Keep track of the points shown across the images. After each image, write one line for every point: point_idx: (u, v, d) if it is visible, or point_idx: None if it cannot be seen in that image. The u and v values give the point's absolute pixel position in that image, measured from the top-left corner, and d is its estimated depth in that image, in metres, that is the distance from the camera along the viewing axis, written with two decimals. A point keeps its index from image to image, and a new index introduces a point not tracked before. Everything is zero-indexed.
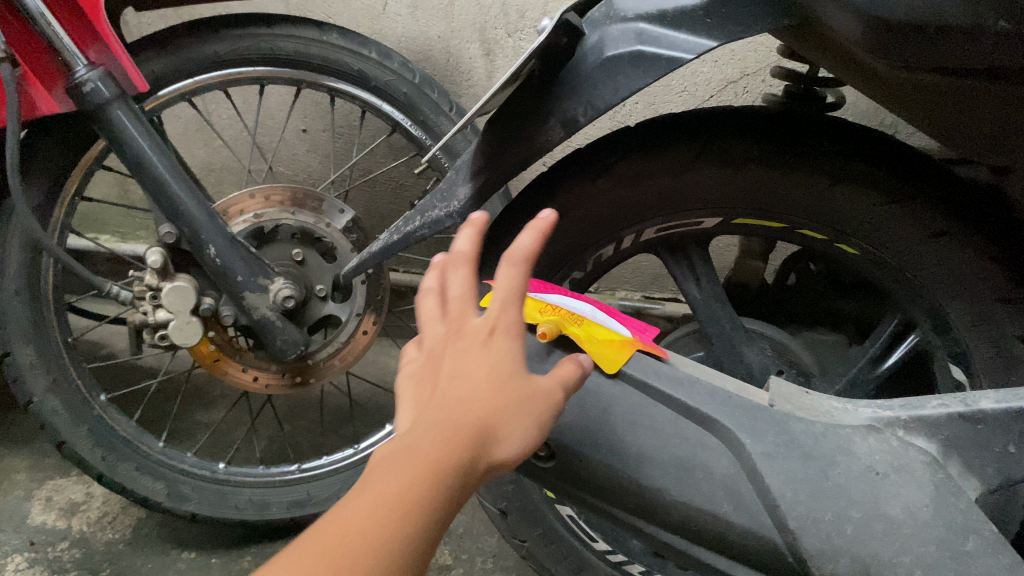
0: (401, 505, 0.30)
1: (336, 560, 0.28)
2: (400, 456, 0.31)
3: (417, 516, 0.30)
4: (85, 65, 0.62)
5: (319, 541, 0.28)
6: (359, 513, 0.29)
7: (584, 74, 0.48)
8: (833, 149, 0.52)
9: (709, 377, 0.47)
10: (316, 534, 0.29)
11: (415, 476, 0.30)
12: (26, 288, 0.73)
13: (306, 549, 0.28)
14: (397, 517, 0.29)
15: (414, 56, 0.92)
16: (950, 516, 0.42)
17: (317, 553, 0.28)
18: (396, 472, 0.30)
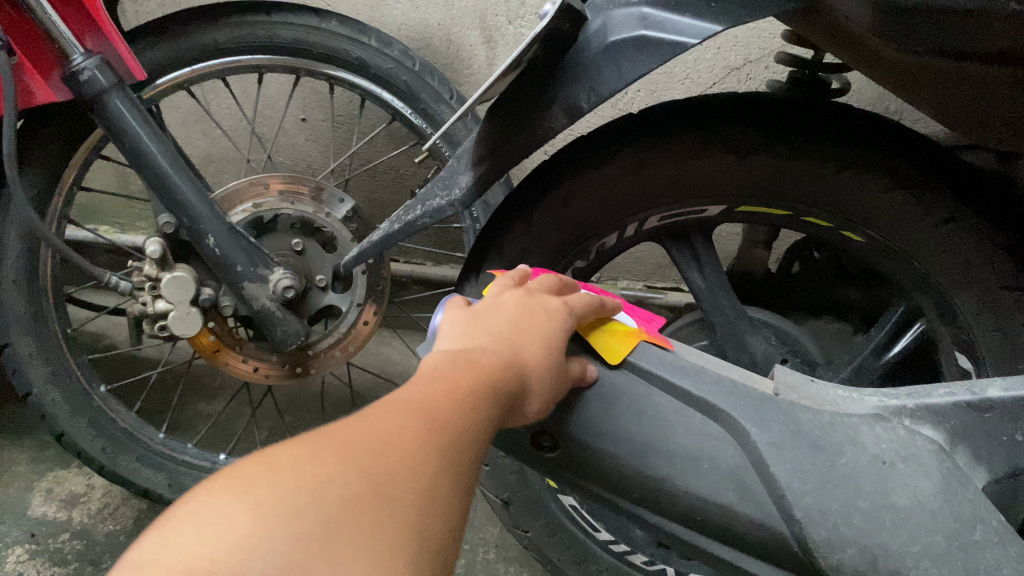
0: (457, 415, 0.31)
1: (413, 437, 0.29)
2: (442, 380, 0.33)
3: (470, 430, 0.31)
4: (82, 53, 0.62)
5: (389, 422, 0.29)
6: (424, 407, 0.31)
7: (588, 60, 0.47)
8: (842, 135, 0.52)
9: (714, 366, 0.47)
10: (385, 416, 0.29)
11: (464, 395, 0.32)
12: (24, 278, 0.73)
13: (375, 426, 0.29)
14: (456, 423, 0.31)
15: (414, 43, 0.91)
16: (957, 506, 0.42)
17: (391, 428, 0.29)
18: (444, 389, 0.32)
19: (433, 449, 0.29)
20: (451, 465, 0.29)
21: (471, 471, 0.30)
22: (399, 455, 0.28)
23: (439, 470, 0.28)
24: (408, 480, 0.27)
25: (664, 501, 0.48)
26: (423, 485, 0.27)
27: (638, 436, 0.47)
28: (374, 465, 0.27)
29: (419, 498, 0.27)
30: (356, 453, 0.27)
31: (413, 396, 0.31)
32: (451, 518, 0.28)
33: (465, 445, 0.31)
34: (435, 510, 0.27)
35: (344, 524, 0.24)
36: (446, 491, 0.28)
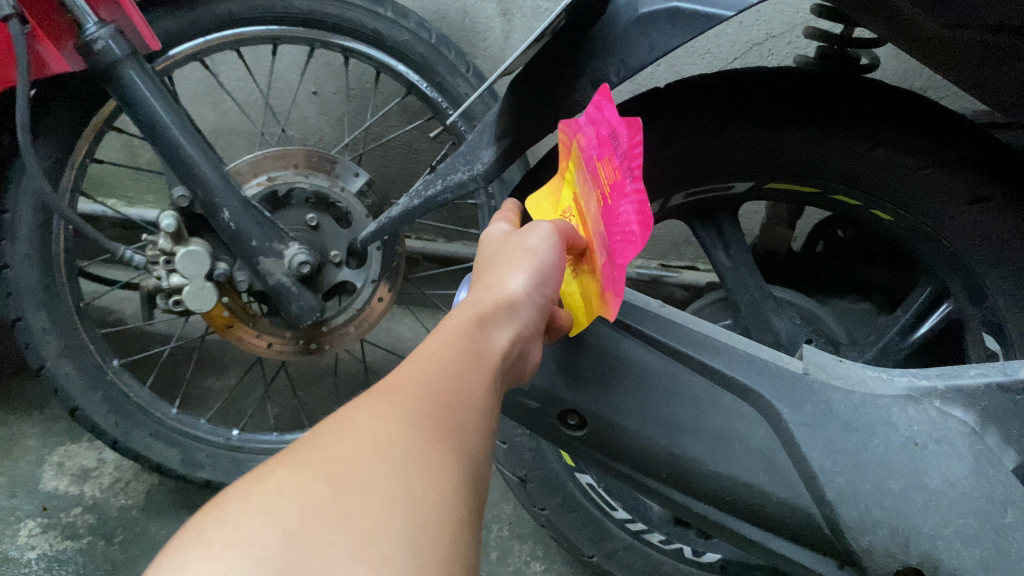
0: (433, 393, 0.32)
1: (387, 425, 0.29)
2: (414, 363, 0.33)
3: (450, 404, 0.32)
4: (96, 22, 0.60)
5: (362, 416, 0.29)
6: (394, 392, 0.31)
7: (618, 33, 0.45)
8: (865, 113, 0.51)
9: (747, 345, 0.46)
10: (356, 413, 0.30)
11: (433, 373, 0.33)
12: (38, 251, 0.72)
13: (345, 426, 0.29)
14: (431, 400, 0.31)
15: (429, 16, 0.89)
16: (990, 488, 0.41)
17: (366, 417, 0.29)
18: (418, 372, 0.33)
19: (410, 430, 0.29)
20: (433, 440, 0.29)
21: (459, 443, 0.30)
22: (373, 444, 0.28)
23: (419, 451, 0.28)
24: (388, 465, 0.27)
25: (692, 482, 0.47)
26: (405, 464, 0.27)
27: (667, 415, 0.47)
28: (345, 461, 0.27)
29: (399, 476, 0.27)
30: (327, 456, 0.27)
31: (379, 388, 0.32)
32: (443, 484, 0.28)
33: (445, 419, 0.31)
34: (423, 485, 0.27)
35: (319, 519, 0.24)
36: (434, 463, 0.28)
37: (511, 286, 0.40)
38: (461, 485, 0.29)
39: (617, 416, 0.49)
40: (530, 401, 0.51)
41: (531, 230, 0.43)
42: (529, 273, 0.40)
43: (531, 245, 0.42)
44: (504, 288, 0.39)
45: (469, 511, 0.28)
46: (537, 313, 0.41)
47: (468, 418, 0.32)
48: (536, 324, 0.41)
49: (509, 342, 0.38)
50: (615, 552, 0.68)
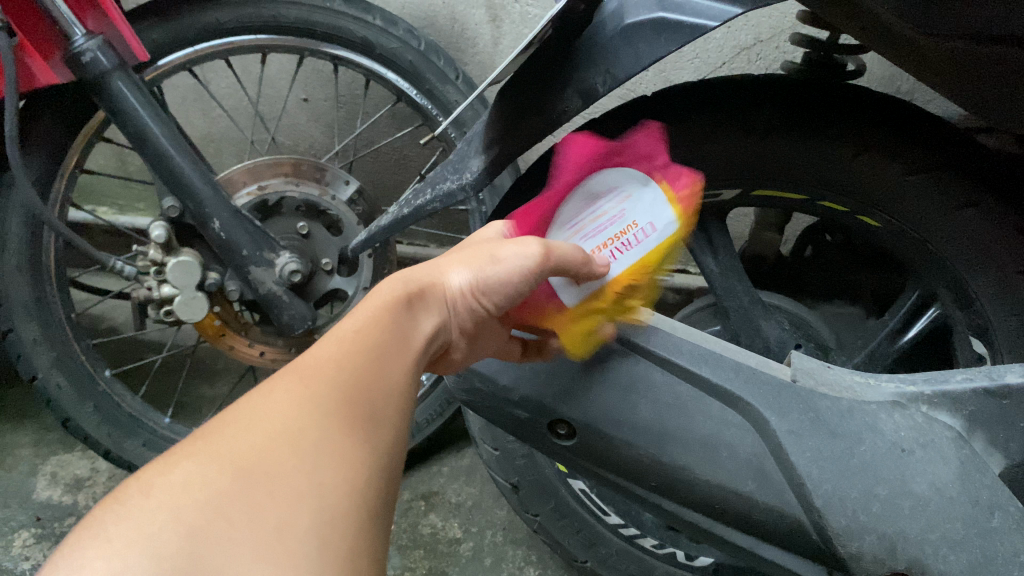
0: (348, 380, 0.33)
1: (297, 413, 0.30)
2: (332, 345, 0.34)
3: (364, 391, 0.33)
4: (84, 34, 0.60)
5: (273, 408, 0.30)
6: (309, 378, 0.32)
7: (602, 43, 0.45)
8: (833, 115, 0.51)
9: (734, 353, 0.46)
10: (267, 400, 0.31)
11: (349, 358, 0.34)
12: (28, 263, 0.72)
13: (254, 416, 0.30)
14: (346, 387, 0.32)
15: (418, 23, 0.90)
16: (975, 493, 0.41)
17: (277, 408, 0.30)
18: (335, 356, 0.34)
19: (321, 419, 0.30)
20: (345, 430, 0.30)
21: (371, 429, 0.32)
22: (282, 435, 0.29)
23: (328, 437, 0.30)
24: (297, 455, 0.28)
25: (681, 489, 0.48)
26: (314, 454, 0.29)
27: (655, 423, 0.47)
28: (254, 453, 0.28)
29: (308, 467, 0.28)
30: (235, 449, 0.28)
31: (291, 372, 0.33)
32: (354, 474, 0.29)
33: (358, 406, 0.32)
34: (330, 475, 0.28)
35: (222, 516, 0.25)
36: (344, 453, 0.29)
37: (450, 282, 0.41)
38: (371, 472, 0.30)
39: (606, 424, 0.49)
40: (519, 411, 0.51)
41: (519, 241, 0.41)
42: (475, 274, 0.41)
43: (502, 254, 0.41)
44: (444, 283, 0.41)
45: (376, 499, 0.30)
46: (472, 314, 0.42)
47: (383, 406, 0.33)
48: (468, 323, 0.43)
49: (432, 330, 0.39)
50: (607, 557, 0.68)
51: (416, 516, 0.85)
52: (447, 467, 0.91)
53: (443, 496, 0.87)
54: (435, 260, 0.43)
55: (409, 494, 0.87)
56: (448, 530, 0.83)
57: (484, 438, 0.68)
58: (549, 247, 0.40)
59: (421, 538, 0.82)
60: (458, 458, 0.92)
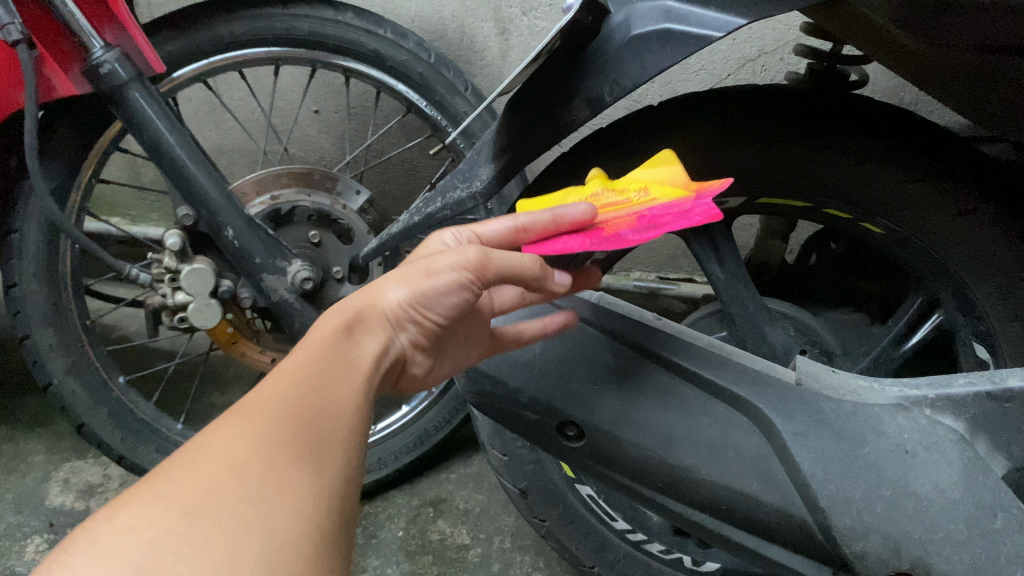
0: (298, 404, 0.33)
1: (246, 443, 0.30)
2: (277, 375, 0.34)
3: (313, 418, 0.33)
4: (102, 46, 0.62)
5: (219, 445, 0.30)
6: (251, 412, 0.32)
7: (611, 52, 0.46)
8: (822, 126, 0.53)
9: (739, 354, 0.48)
10: (213, 436, 0.31)
11: (293, 389, 0.34)
12: (45, 271, 0.73)
13: (199, 451, 0.30)
14: (295, 413, 0.33)
15: (428, 35, 0.91)
16: (979, 494, 0.42)
17: (223, 444, 0.30)
18: (280, 388, 0.34)
19: (269, 448, 0.30)
20: (293, 459, 0.31)
21: (322, 454, 0.32)
22: (228, 473, 0.29)
23: (277, 468, 0.30)
24: (243, 487, 0.28)
25: (689, 491, 0.48)
26: (262, 484, 0.29)
27: (662, 425, 0.48)
28: (199, 488, 0.28)
29: (254, 500, 0.28)
30: (182, 486, 0.28)
31: (238, 408, 0.33)
32: (303, 502, 0.29)
33: (308, 431, 0.32)
34: (281, 505, 0.29)
35: (166, 558, 0.25)
36: (293, 481, 0.30)
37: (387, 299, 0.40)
38: (322, 497, 0.31)
39: (614, 427, 0.49)
40: (529, 413, 0.52)
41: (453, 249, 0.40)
42: (411, 289, 0.40)
43: (436, 265, 0.40)
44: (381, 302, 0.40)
45: (329, 522, 0.30)
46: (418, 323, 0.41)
47: (334, 430, 0.34)
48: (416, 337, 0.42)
49: (379, 352, 0.40)
50: (615, 561, 0.69)
51: (425, 523, 0.85)
52: (456, 474, 0.91)
53: (451, 503, 0.88)
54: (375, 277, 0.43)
55: (417, 501, 0.88)
56: (457, 536, 0.84)
57: (493, 444, 0.69)
58: (487, 254, 0.39)
59: (430, 544, 0.83)
60: (466, 464, 0.93)
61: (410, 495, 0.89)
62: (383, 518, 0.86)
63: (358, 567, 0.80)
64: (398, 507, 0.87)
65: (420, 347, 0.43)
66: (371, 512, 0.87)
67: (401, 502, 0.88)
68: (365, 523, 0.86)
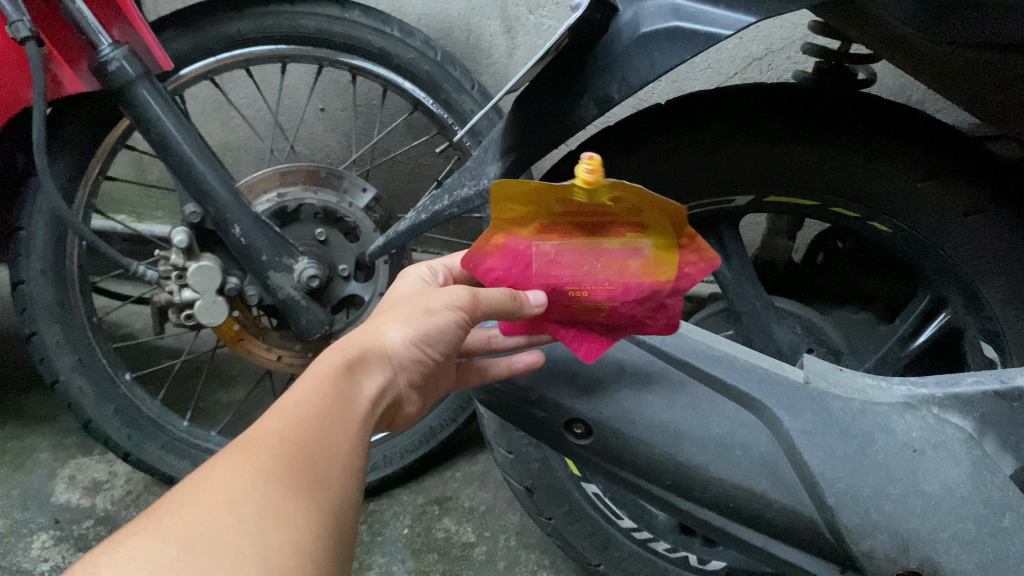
0: (295, 442, 0.33)
1: (244, 478, 0.30)
2: (274, 413, 0.34)
3: (313, 453, 0.33)
4: (110, 44, 0.62)
5: (218, 477, 0.30)
6: (251, 445, 0.32)
7: (619, 50, 0.46)
8: (831, 127, 0.52)
9: (747, 355, 0.47)
10: (212, 469, 0.31)
11: (293, 424, 0.34)
12: (52, 268, 0.73)
13: (196, 488, 0.30)
14: (291, 449, 0.32)
15: (434, 34, 0.91)
16: (987, 493, 0.42)
17: (222, 476, 0.30)
18: (281, 422, 0.34)
19: (266, 484, 0.30)
20: (292, 493, 0.31)
21: (319, 488, 0.32)
22: (226, 505, 0.29)
23: (275, 500, 0.30)
24: (239, 524, 0.28)
25: (696, 489, 0.48)
26: (259, 518, 0.29)
27: (671, 422, 0.48)
28: (196, 525, 0.28)
29: (251, 535, 0.28)
30: (179, 521, 0.28)
31: (239, 441, 0.32)
32: (300, 534, 0.29)
33: (305, 466, 0.32)
34: (278, 539, 0.29)
35: None
36: (289, 515, 0.30)
37: (388, 337, 0.41)
38: (319, 531, 0.30)
39: (622, 424, 0.49)
40: (536, 411, 0.52)
41: (447, 291, 0.43)
42: (414, 326, 0.42)
43: (434, 304, 0.42)
44: (382, 338, 0.41)
45: (325, 554, 0.30)
46: (414, 365, 0.42)
47: (333, 465, 0.33)
48: (410, 377, 0.43)
49: (375, 394, 0.39)
50: (620, 560, 0.69)
51: (430, 520, 0.85)
52: (460, 472, 0.92)
53: (456, 501, 0.88)
54: (368, 317, 0.43)
55: (422, 499, 0.88)
56: (462, 534, 0.84)
57: (499, 442, 0.69)
58: (477, 294, 0.43)
59: (435, 542, 0.83)
60: (471, 463, 0.93)
61: (415, 493, 0.89)
62: (388, 516, 0.86)
63: (363, 565, 0.81)
64: (402, 505, 0.87)
65: (411, 386, 0.43)
66: (375, 510, 0.87)
67: (406, 500, 0.88)
68: (370, 521, 0.86)
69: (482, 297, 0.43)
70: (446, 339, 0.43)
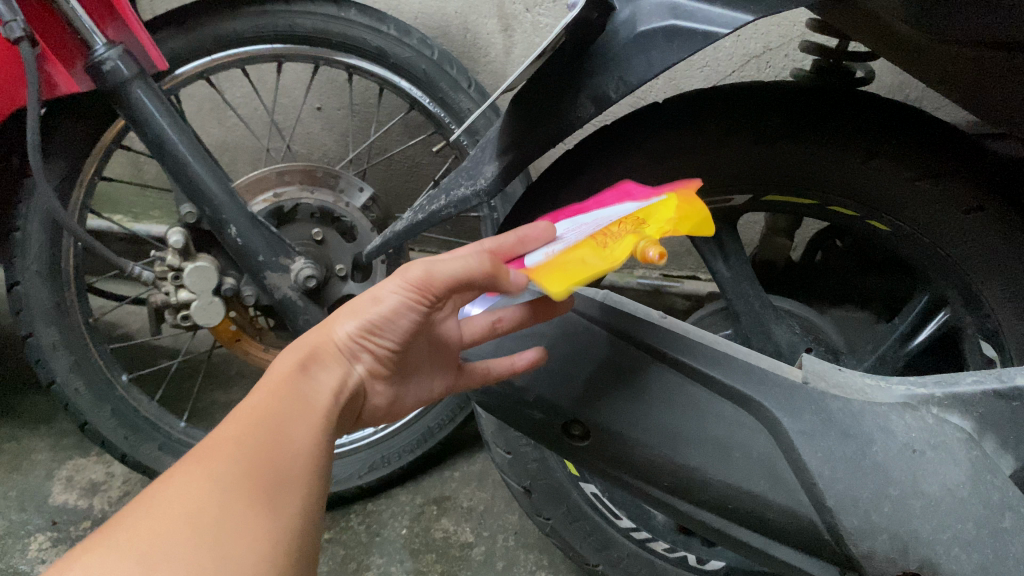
0: (252, 450, 0.34)
1: (201, 490, 0.31)
2: (231, 422, 0.36)
3: (271, 462, 0.34)
4: (105, 43, 0.61)
5: (175, 489, 0.31)
6: (209, 455, 0.33)
7: (617, 49, 0.46)
8: (823, 126, 0.52)
9: (746, 354, 0.47)
10: (171, 481, 0.32)
11: (251, 433, 0.35)
12: (47, 269, 0.73)
13: (155, 502, 0.31)
14: (250, 458, 0.34)
15: (431, 32, 0.91)
16: (987, 494, 0.42)
17: (180, 488, 0.31)
18: (238, 432, 0.35)
19: (223, 494, 0.31)
20: (248, 503, 0.32)
21: (278, 494, 0.33)
22: (182, 518, 0.30)
23: (230, 511, 0.31)
24: (196, 536, 0.29)
25: (695, 490, 0.48)
26: (216, 530, 0.30)
27: (669, 424, 0.48)
28: (153, 539, 0.29)
29: (208, 546, 0.29)
30: (136, 533, 0.29)
31: (197, 452, 0.34)
32: (255, 545, 0.31)
33: (264, 473, 0.34)
34: (233, 549, 0.30)
35: None
36: (247, 524, 0.31)
37: (341, 333, 0.41)
38: (277, 539, 0.32)
39: (622, 425, 0.49)
40: (534, 411, 0.52)
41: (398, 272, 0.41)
42: (361, 321, 0.41)
43: (382, 292, 0.41)
44: (336, 335, 0.42)
45: (283, 560, 0.32)
46: (375, 356, 0.43)
47: (293, 472, 0.35)
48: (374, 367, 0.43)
49: (334, 388, 0.40)
50: (619, 560, 0.68)
51: (429, 520, 0.85)
52: (459, 472, 0.91)
53: (455, 501, 0.88)
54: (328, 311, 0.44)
55: (421, 499, 0.88)
56: (461, 534, 0.83)
57: (497, 442, 0.68)
58: (430, 270, 0.39)
59: (433, 542, 0.83)
60: (470, 462, 0.93)
61: (413, 493, 0.89)
62: (387, 516, 0.86)
63: (362, 565, 0.80)
64: (401, 505, 0.87)
65: (378, 377, 0.45)
66: (374, 511, 0.87)
67: (405, 501, 0.88)
68: (368, 522, 0.85)
69: (436, 274, 0.39)
70: (403, 325, 0.42)
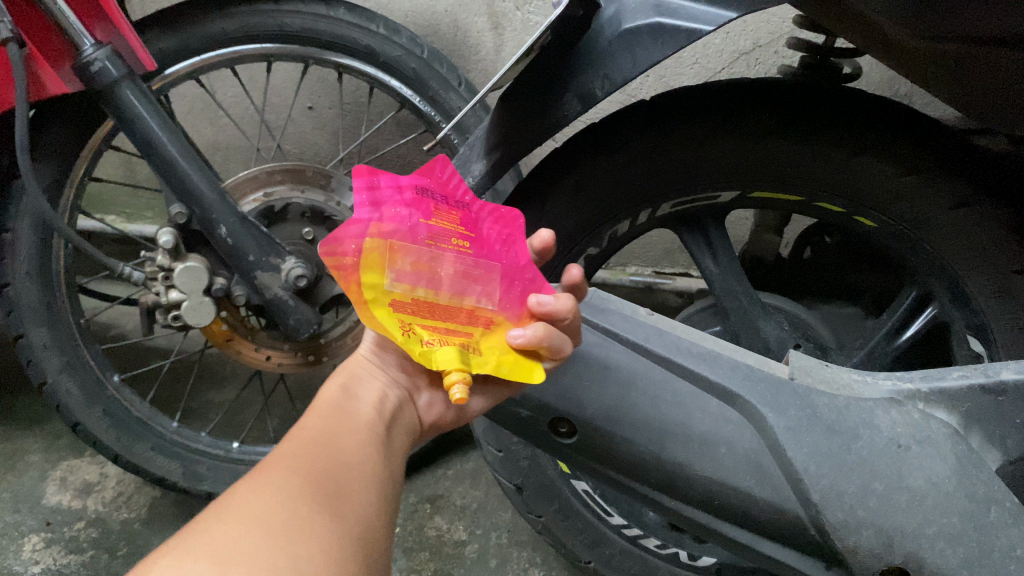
0: (309, 468, 0.36)
1: (266, 499, 0.32)
2: (286, 446, 0.38)
3: (326, 474, 0.36)
4: (93, 44, 0.61)
5: (242, 499, 0.32)
6: (271, 472, 0.35)
7: (602, 46, 0.46)
8: (812, 124, 0.52)
9: (730, 351, 0.48)
10: (236, 494, 0.33)
11: (305, 455, 0.37)
12: (37, 270, 0.73)
13: (221, 512, 0.32)
14: (309, 474, 0.35)
15: (422, 31, 0.91)
16: (972, 488, 0.42)
17: (248, 497, 0.33)
18: (294, 453, 0.37)
19: (289, 502, 0.33)
20: (311, 504, 0.33)
21: (340, 502, 0.34)
22: (253, 518, 0.31)
23: (297, 511, 0.32)
24: (267, 536, 0.30)
25: (682, 486, 0.48)
26: (285, 526, 0.31)
27: (655, 420, 0.48)
28: (229, 540, 0.30)
29: (280, 539, 0.30)
30: (212, 534, 0.30)
31: (258, 472, 0.35)
32: (325, 537, 0.32)
33: (322, 487, 0.35)
34: (303, 538, 0.31)
35: None
36: (314, 524, 0.32)
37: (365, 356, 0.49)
38: (345, 537, 0.33)
39: (609, 423, 0.49)
40: (521, 409, 0.52)
41: None
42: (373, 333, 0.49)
43: None
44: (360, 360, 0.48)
45: (354, 556, 0.32)
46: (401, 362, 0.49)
47: (347, 482, 0.36)
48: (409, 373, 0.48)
49: (375, 399, 0.45)
50: (611, 557, 0.69)
51: (422, 519, 0.85)
52: (452, 470, 0.92)
53: (448, 499, 0.88)
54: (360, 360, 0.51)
55: (414, 497, 0.88)
56: (454, 532, 0.84)
57: (488, 440, 0.68)
58: None
59: (426, 541, 0.83)
60: (463, 461, 0.93)
61: (406, 492, 0.89)
62: None
63: None
64: None
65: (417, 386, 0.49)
66: None
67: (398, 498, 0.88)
68: None
69: None
70: None
